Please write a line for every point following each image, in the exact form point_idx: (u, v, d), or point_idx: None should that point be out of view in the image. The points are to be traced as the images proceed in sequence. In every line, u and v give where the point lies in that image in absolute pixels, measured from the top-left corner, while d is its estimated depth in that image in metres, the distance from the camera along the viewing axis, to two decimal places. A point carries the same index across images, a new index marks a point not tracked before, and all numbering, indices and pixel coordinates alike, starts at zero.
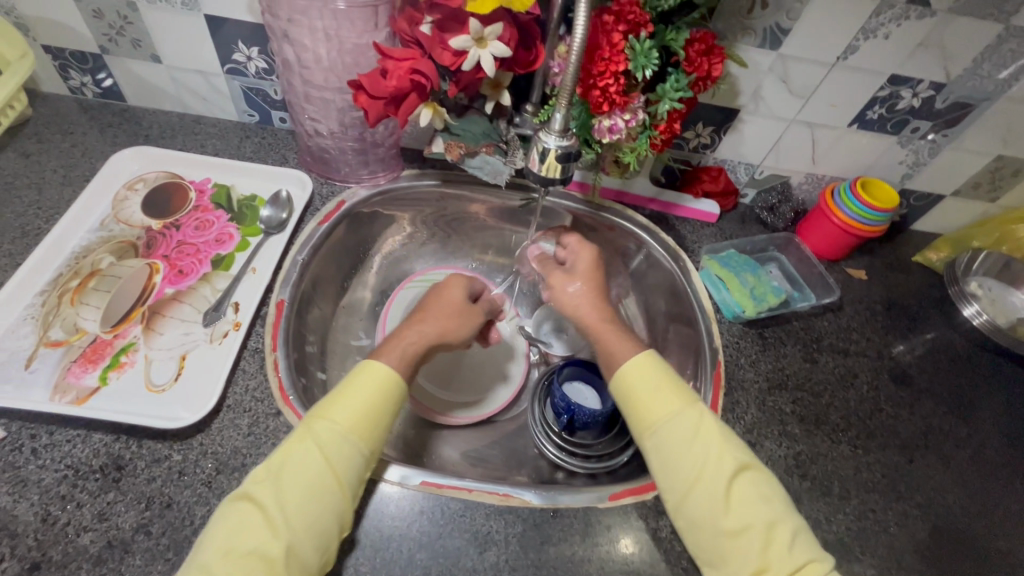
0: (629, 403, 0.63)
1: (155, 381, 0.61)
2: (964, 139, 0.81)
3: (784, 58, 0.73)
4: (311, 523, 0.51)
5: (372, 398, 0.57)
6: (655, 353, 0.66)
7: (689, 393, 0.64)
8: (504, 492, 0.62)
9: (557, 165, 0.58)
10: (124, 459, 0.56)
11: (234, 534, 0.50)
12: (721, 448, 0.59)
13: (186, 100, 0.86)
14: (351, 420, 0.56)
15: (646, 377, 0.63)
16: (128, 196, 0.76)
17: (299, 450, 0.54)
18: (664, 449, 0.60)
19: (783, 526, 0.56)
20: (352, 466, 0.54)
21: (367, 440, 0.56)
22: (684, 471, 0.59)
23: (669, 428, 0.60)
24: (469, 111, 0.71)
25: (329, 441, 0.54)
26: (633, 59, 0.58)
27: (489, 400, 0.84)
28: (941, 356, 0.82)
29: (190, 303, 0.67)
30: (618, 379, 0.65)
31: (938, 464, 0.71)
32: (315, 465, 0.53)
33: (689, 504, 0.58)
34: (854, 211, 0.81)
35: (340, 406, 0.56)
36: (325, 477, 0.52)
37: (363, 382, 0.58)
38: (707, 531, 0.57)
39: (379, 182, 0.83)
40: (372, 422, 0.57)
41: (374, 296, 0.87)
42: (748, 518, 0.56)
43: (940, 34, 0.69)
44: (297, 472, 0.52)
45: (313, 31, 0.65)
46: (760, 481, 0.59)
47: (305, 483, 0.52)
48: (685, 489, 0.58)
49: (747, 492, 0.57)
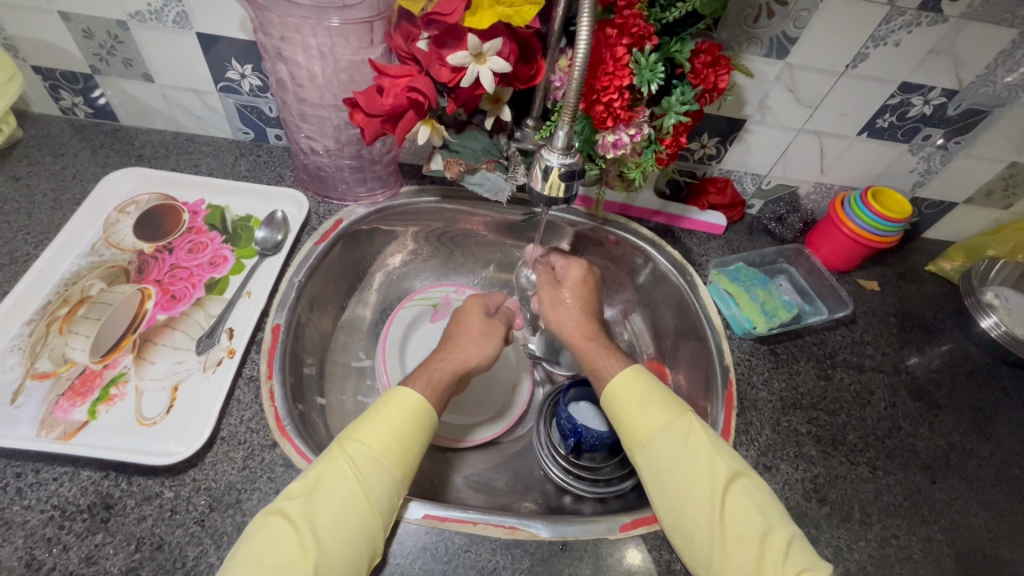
0: (624, 421, 0.63)
1: (146, 413, 0.59)
2: (977, 146, 0.79)
3: (791, 67, 0.71)
4: (343, 547, 0.50)
5: (404, 420, 0.58)
6: (645, 370, 0.66)
7: (681, 409, 0.63)
8: (511, 524, 0.59)
9: (560, 183, 0.56)
10: (113, 498, 0.53)
11: (266, 550, 0.49)
12: (720, 462, 0.58)
13: (180, 118, 0.85)
14: (384, 444, 0.56)
15: (637, 392, 0.64)
16: (120, 219, 0.75)
17: (332, 471, 0.54)
18: (661, 467, 0.59)
19: (788, 542, 0.54)
20: (386, 491, 0.54)
21: (400, 464, 0.56)
22: (683, 488, 0.57)
23: (663, 443, 0.60)
24: (469, 126, 0.69)
25: (364, 463, 0.54)
26: (637, 73, 0.56)
27: (501, 417, 0.81)
28: (960, 369, 0.79)
29: (183, 330, 0.65)
30: (611, 397, 0.65)
31: (962, 485, 0.68)
32: (349, 486, 0.53)
33: (690, 524, 0.56)
34: (865, 221, 0.78)
35: (374, 428, 0.57)
36: (359, 500, 0.52)
37: (393, 407, 0.59)
38: (711, 551, 0.55)
39: (378, 200, 0.81)
40: (405, 444, 0.57)
41: (374, 315, 0.85)
42: (752, 533, 0.54)
43: (952, 41, 0.67)
44: (331, 493, 0.52)
45: (307, 48, 0.63)
46: (762, 494, 0.57)
47: (339, 505, 0.52)
48: (685, 506, 0.57)
49: (751, 507, 0.56)
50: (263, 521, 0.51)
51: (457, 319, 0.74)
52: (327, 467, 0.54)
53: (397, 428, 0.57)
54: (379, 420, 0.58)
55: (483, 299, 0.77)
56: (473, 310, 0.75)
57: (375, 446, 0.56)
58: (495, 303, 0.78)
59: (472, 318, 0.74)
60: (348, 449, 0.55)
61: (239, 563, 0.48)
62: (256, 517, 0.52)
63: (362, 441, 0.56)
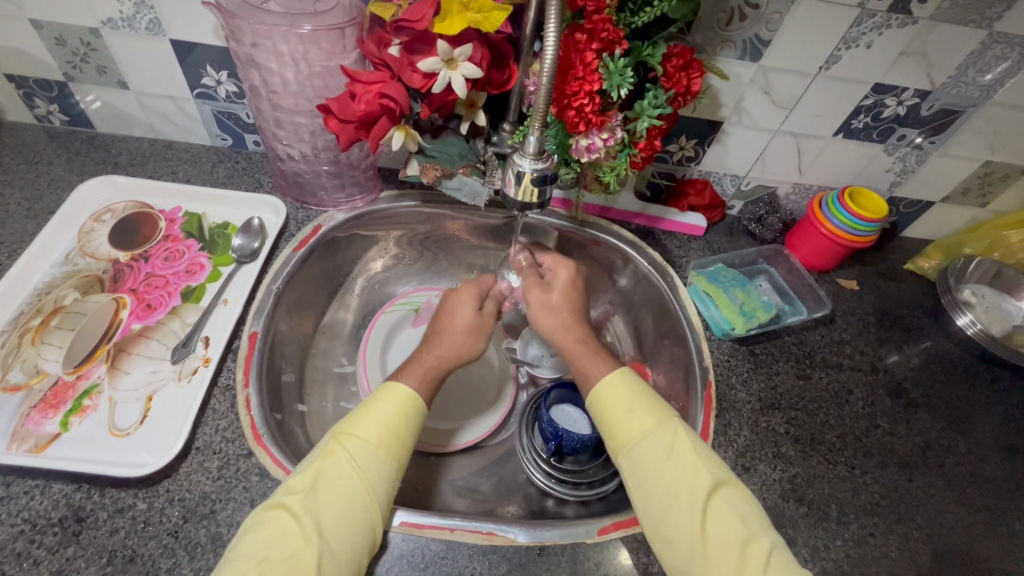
0: (603, 421, 0.64)
1: (119, 425, 0.58)
2: (951, 146, 0.80)
3: (765, 69, 0.71)
4: (346, 543, 0.51)
5: (404, 418, 0.59)
6: (628, 372, 0.66)
7: (659, 411, 0.63)
8: (488, 530, 0.59)
9: (534, 188, 0.56)
10: (86, 510, 0.53)
11: (271, 543, 0.49)
12: (693, 464, 0.58)
13: (157, 125, 0.84)
14: (381, 437, 0.57)
15: (622, 394, 0.64)
16: (95, 228, 0.74)
17: (332, 465, 0.54)
18: (635, 467, 0.60)
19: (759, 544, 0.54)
20: (385, 484, 0.55)
21: (398, 459, 0.57)
22: (655, 488, 0.58)
23: (637, 443, 0.61)
24: (445, 132, 0.70)
25: (364, 458, 0.55)
26: (608, 77, 0.56)
27: (484, 422, 0.80)
28: (937, 367, 0.80)
29: (158, 339, 0.65)
30: (592, 397, 0.65)
31: (938, 482, 0.69)
32: (352, 481, 0.53)
33: (660, 522, 0.56)
34: (842, 222, 0.79)
35: (374, 422, 0.58)
36: (362, 495, 0.53)
37: (390, 402, 0.59)
38: (680, 550, 0.55)
39: (357, 205, 0.80)
40: (404, 441, 0.58)
41: (356, 319, 0.85)
42: (721, 535, 0.54)
43: (923, 43, 0.68)
44: (332, 486, 0.53)
45: (279, 55, 0.63)
46: (736, 499, 0.57)
47: (343, 500, 0.52)
48: (656, 506, 0.57)
49: (721, 511, 0.56)
50: (265, 514, 0.51)
51: (448, 309, 0.73)
52: (327, 462, 0.54)
53: (393, 422, 0.58)
54: (377, 414, 0.58)
55: (477, 284, 0.76)
56: (464, 300, 0.73)
57: (376, 442, 0.56)
58: (488, 288, 0.77)
59: (461, 309, 0.72)
60: (346, 444, 0.56)
61: (237, 558, 0.48)
62: (257, 513, 0.51)
63: (361, 436, 0.56)
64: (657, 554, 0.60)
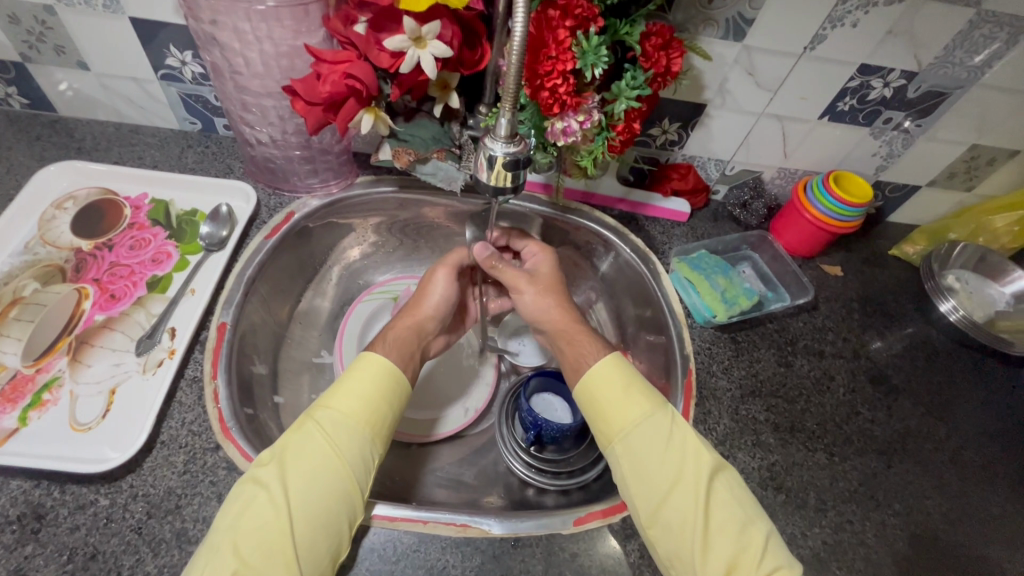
0: (597, 405, 0.62)
1: (80, 419, 0.56)
2: (937, 129, 0.78)
3: (748, 49, 0.69)
4: (319, 516, 0.50)
5: (385, 394, 0.58)
6: (620, 356, 0.65)
7: (657, 398, 0.62)
8: (462, 521, 0.58)
9: (506, 173, 0.53)
10: (45, 507, 0.52)
11: (242, 514, 0.49)
12: (695, 447, 0.58)
13: (122, 109, 0.81)
14: (352, 407, 0.56)
15: (617, 381, 0.62)
16: (56, 215, 0.71)
17: (303, 436, 0.54)
18: (636, 450, 0.58)
19: (759, 528, 0.54)
20: (359, 453, 0.54)
21: (379, 434, 0.56)
22: (657, 473, 0.56)
23: (637, 427, 0.59)
24: (418, 114, 0.67)
25: (342, 435, 0.54)
26: (582, 56, 0.53)
27: (436, 424, 0.78)
28: (919, 353, 0.80)
29: (122, 330, 0.63)
30: (584, 382, 0.63)
31: (917, 469, 0.69)
32: (330, 457, 0.53)
33: (666, 501, 0.55)
34: (826, 207, 0.77)
35: (352, 397, 0.57)
36: (334, 465, 0.52)
37: (361, 374, 0.58)
38: (682, 538, 0.54)
39: (331, 191, 0.78)
40: (385, 416, 0.57)
41: (333, 308, 0.83)
42: (724, 520, 0.54)
43: (910, 22, 0.66)
44: (303, 457, 0.52)
45: (240, 34, 0.60)
46: (732, 484, 0.57)
47: (315, 476, 0.51)
48: (658, 492, 0.56)
49: (726, 496, 0.56)
50: (242, 488, 0.51)
51: (424, 283, 0.72)
52: (299, 434, 0.54)
53: (365, 392, 0.57)
54: (356, 388, 0.57)
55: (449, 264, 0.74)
56: (445, 274, 0.72)
57: (356, 418, 0.55)
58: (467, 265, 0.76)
59: (437, 286, 0.72)
60: (323, 420, 0.55)
61: (216, 533, 0.49)
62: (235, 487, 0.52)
63: (339, 410, 0.56)
64: (634, 543, 0.59)
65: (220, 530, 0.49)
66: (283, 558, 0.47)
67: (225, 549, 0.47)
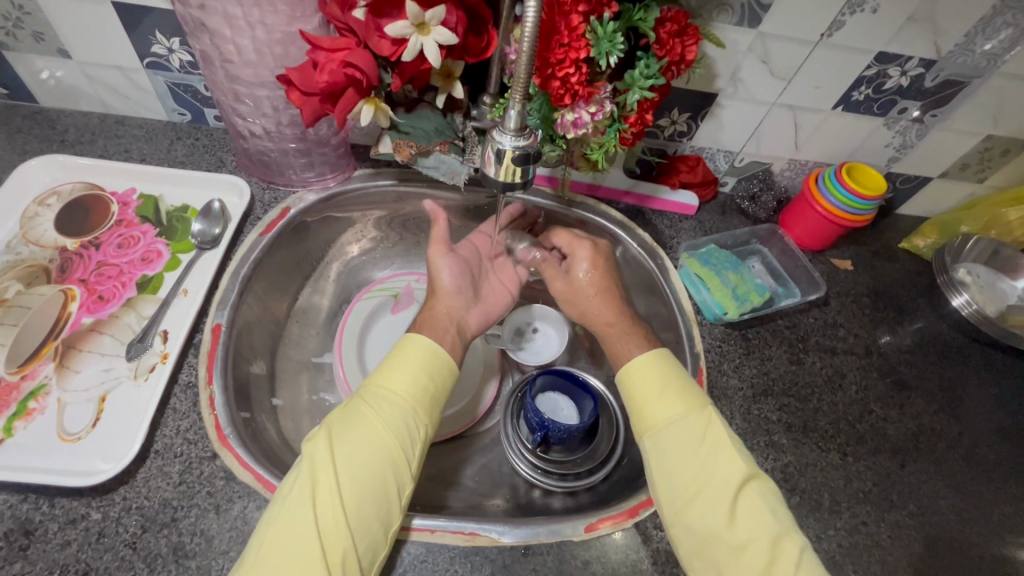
0: (632, 397, 0.61)
1: (69, 428, 0.54)
2: (953, 119, 0.76)
3: (763, 36, 0.66)
4: (370, 490, 0.51)
5: (430, 372, 0.58)
6: (663, 351, 0.64)
7: (694, 396, 0.60)
8: (472, 530, 0.56)
9: (515, 168, 0.51)
10: (34, 523, 0.49)
11: (298, 483, 0.50)
12: (727, 450, 0.56)
13: (107, 99, 0.77)
14: (405, 385, 0.57)
15: (653, 378, 0.61)
16: (39, 212, 0.68)
17: (356, 411, 0.55)
18: (665, 447, 0.57)
19: (793, 540, 0.52)
20: (409, 431, 0.55)
21: (424, 411, 0.57)
22: (683, 470, 0.56)
23: (669, 425, 0.58)
24: (420, 105, 0.63)
25: (389, 409, 0.55)
26: (595, 44, 0.50)
27: (453, 421, 0.76)
28: (931, 349, 0.78)
29: (111, 334, 0.60)
30: (622, 373, 0.63)
31: (931, 467, 0.67)
32: (377, 430, 0.54)
33: (692, 502, 0.54)
34: (839, 199, 0.75)
35: (398, 374, 0.58)
36: (386, 441, 0.53)
37: (416, 355, 0.59)
38: (706, 542, 0.53)
39: (329, 185, 0.75)
40: (432, 393, 0.58)
41: (332, 305, 0.80)
42: (753, 528, 0.52)
43: (930, 8, 0.63)
44: (356, 431, 0.54)
45: (230, 20, 0.56)
46: (766, 493, 0.55)
47: (367, 450, 0.52)
48: (683, 492, 0.55)
49: (756, 503, 0.53)
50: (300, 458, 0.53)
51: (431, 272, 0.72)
52: (354, 409, 0.56)
53: (416, 372, 0.58)
54: (402, 364, 0.58)
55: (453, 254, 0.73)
56: (442, 255, 0.72)
57: (403, 392, 0.56)
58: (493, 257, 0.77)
59: (443, 269, 0.72)
60: (370, 394, 0.56)
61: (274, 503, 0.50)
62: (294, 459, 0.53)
63: (385, 386, 0.57)
64: (647, 550, 0.57)
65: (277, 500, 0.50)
66: (336, 528, 0.49)
67: (281, 517, 0.49)
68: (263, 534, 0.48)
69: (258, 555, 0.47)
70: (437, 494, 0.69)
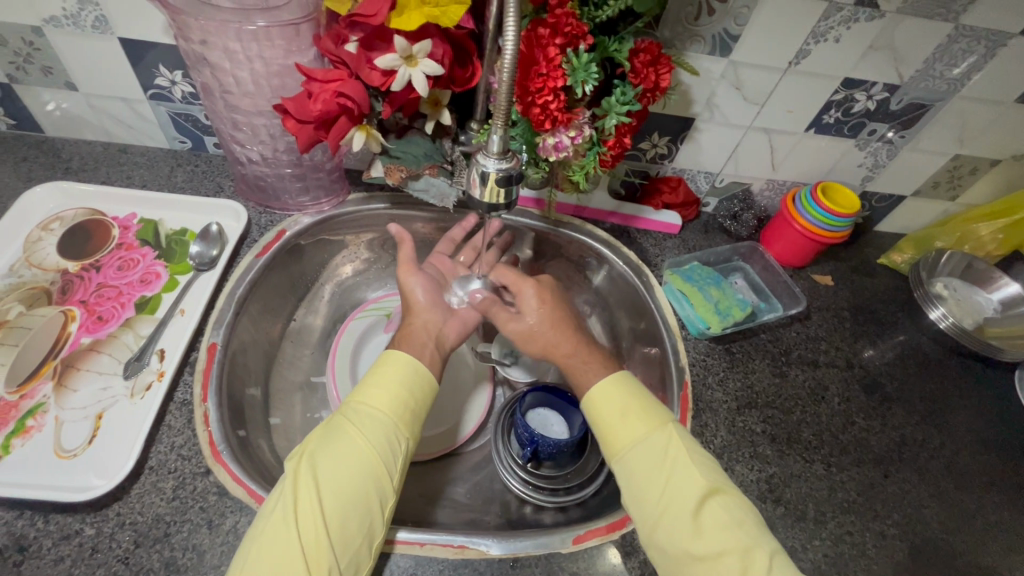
0: (596, 422, 0.62)
1: (65, 445, 0.55)
2: (921, 140, 0.80)
3: (735, 64, 0.70)
4: (349, 506, 0.52)
5: (409, 391, 0.60)
6: (624, 375, 0.65)
7: (657, 415, 0.61)
8: (460, 542, 0.57)
9: (499, 189, 0.53)
10: (28, 539, 0.50)
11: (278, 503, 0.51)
12: (690, 466, 0.57)
13: (111, 129, 0.81)
14: (380, 402, 0.58)
15: (614, 402, 0.62)
16: (42, 236, 0.70)
17: (335, 432, 0.56)
18: (629, 471, 0.58)
19: (760, 551, 0.52)
20: (387, 447, 0.56)
21: (404, 430, 0.58)
22: (652, 491, 0.56)
23: (634, 445, 0.59)
24: (410, 131, 0.67)
25: (369, 428, 0.56)
26: (572, 73, 0.54)
27: (442, 439, 0.78)
28: (912, 360, 0.80)
29: (109, 353, 0.62)
30: (587, 398, 0.64)
31: (914, 478, 0.69)
32: (358, 451, 0.54)
33: (656, 521, 0.55)
34: (815, 217, 0.78)
35: (379, 395, 0.58)
36: (365, 457, 0.54)
37: (388, 372, 0.60)
38: (676, 560, 0.53)
39: (323, 209, 0.78)
40: (413, 413, 0.59)
41: (326, 324, 0.82)
42: (719, 540, 0.53)
43: (890, 36, 0.67)
44: (336, 448, 0.54)
45: (230, 53, 0.59)
46: (730, 504, 0.55)
47: (345, 466, 0.53)
48: (653, 511, 0.55)
49: (720, 516, 0.54)
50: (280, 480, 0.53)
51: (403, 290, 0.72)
52: (332, 428, 0.56)
53: (391, 388, 0.59)
54: (383, 383, 0.59)
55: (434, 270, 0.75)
56: (413, 272, 0.72)
57: (385, 410, 0.57)
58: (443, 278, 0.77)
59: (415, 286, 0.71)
60: (352, 414, 0.57)
61: (257, 525, 0.51)
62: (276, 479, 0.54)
63: (364, 404, 0.58)
64: (634, 561, 0.58)
65: (260, 523, 0.51)
66: (317, 548, 0.49)
67: (262, 540, 0.49)
68: (247, 551, 0.49)
69: (241, 566, 0.48)
70: (429, 511, 0.70)
